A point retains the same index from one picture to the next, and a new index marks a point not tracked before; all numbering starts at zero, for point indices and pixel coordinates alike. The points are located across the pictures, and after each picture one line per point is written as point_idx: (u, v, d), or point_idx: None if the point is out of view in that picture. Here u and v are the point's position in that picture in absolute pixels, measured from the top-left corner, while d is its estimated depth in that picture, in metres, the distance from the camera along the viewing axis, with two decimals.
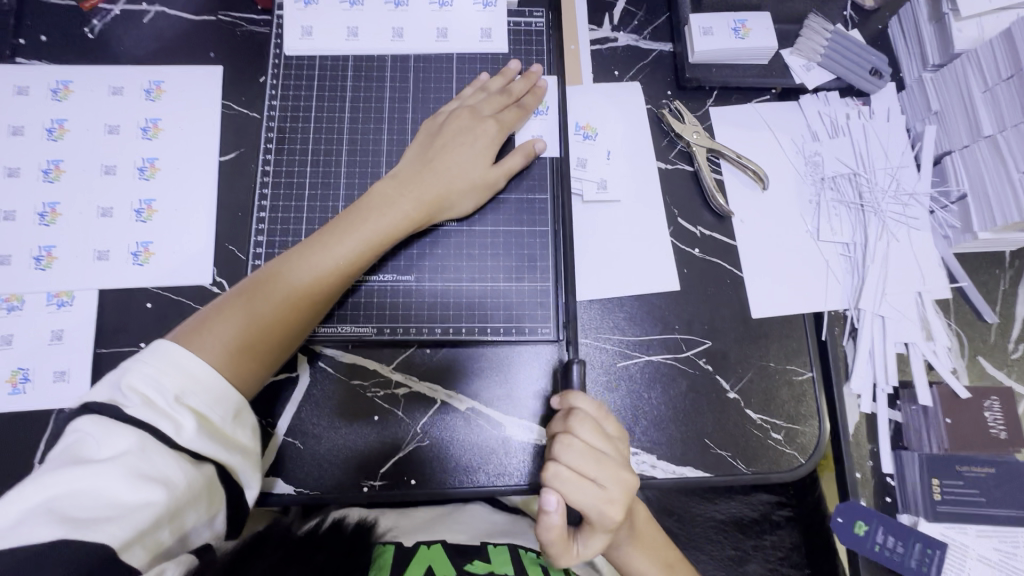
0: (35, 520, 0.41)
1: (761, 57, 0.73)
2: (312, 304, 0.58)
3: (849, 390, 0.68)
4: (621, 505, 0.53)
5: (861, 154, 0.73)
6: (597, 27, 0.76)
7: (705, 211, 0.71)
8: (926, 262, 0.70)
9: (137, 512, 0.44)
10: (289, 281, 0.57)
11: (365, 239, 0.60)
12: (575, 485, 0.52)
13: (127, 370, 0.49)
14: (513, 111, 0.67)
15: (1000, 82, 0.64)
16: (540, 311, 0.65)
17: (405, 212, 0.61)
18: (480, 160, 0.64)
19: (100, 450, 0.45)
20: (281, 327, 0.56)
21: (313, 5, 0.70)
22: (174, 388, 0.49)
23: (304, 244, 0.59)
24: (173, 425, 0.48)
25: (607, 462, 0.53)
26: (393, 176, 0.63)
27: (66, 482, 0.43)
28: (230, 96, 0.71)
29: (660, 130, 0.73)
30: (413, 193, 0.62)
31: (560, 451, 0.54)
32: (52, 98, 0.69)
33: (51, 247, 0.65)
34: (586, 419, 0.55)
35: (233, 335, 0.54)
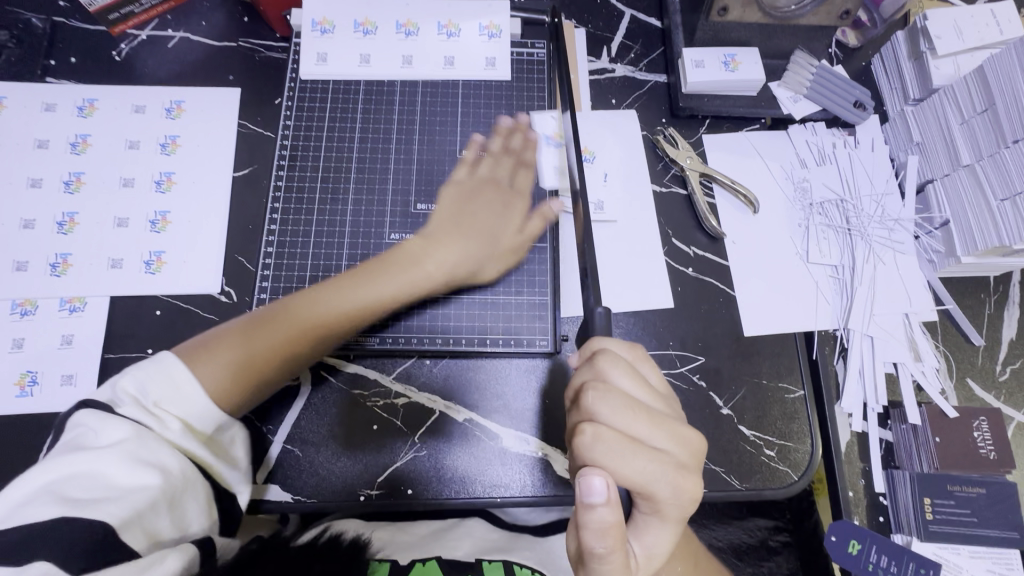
0: (37, 500, 0.43)
1: (750, 89, 0.77)
2: (321, 343, 0.62)
3: (839, 409, 0.69)
4: (683, 470, 0.48)
5: (847, 181, 0.76)
6: (595, 58, 0.80)
7: (698, 232, 0.74)
8: (913, 284, 0.72)
9: (134, 493, 0.46)
10: (303, 320, 0.61)
11: (382, 293, 0.64)
12: (625, 451, 0.46)
13: (122, 376, 0.51)
14: (523, 172, 0.71)
15: (975, 114, 0.68)
16: (538, 324, 0.67)
17: (426, 272, 0.66)
18: (503, 227, 0.69)
19: (99, 439, 0.47)
20: (288, 359, 0.60)
21: (329, 34, 0.74)
22: (158, 395, 0.51)
23: (325, 286, 0.63)
24: (161, 426, 0.50)
25: (651, 415, 0.48)
26: (423, 236, 0.68)
27: (68, 465, 0.45)
28: (247, 116, 0.75)
29: (655, 155, 0.77)
30: (439, 255, 0.66)
31: (593, 407, 0.48)
32: (78, 115, 0.73)
33: (67, 255, 0.67)
34: (617, 364, 0.50)
35: (236, 359, 0.57)
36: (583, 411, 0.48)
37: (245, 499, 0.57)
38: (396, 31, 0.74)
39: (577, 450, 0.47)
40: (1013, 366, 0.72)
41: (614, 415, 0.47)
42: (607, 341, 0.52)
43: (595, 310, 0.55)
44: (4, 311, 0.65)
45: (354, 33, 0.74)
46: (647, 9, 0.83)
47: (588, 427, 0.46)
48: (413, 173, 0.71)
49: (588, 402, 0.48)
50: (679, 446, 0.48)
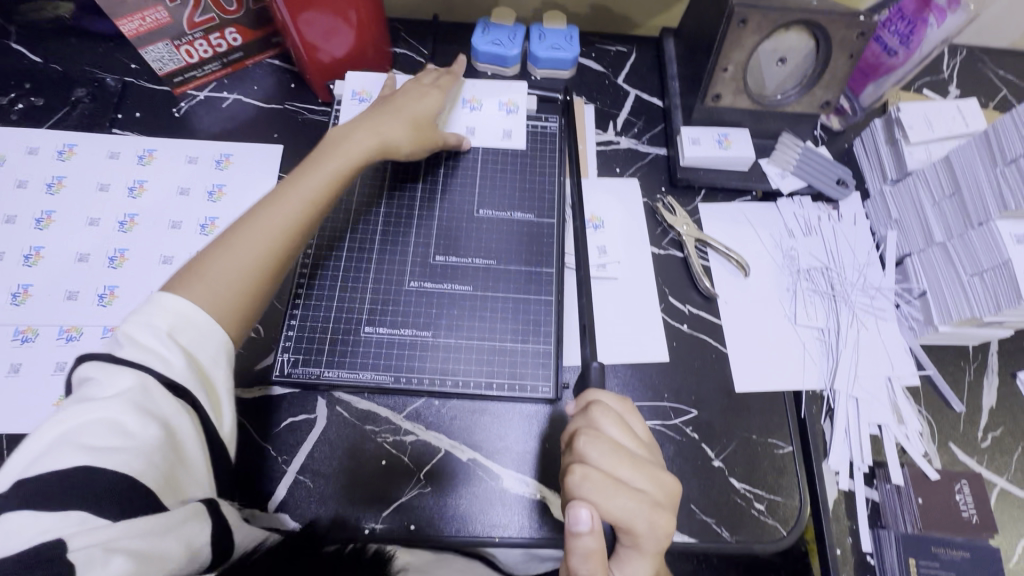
0: (57, 448, 0.46)
1: (742, 165, 0.85)
2: (280, 245, 0.63)
3: (827, 466, 0.72)
4: (662, 511, 0.51)
5: (831, 252, 0.82)
6: (602, 131, 0.89)
7: (693, 291, 0.80)
8: (894, 350, 0.77)
9: (141, 440, 0.48)
10: (262, 221, 0.64)
11: (329, 174, 0.69)
12: (609, 489, 0.50)
13: (124, 324, 0.55)
14: (449, 79, 0.83)
15: (945, 197, 0.75)
16: (542, 372, 0.72)
17: (363, 145, 0.71)
18: (424, 106, 0.77)
19: (105, 390, 0.50)
20: (255, 269, 0.62)
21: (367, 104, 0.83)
22: (166, 323, 0.55)
23: (274, 193, 0.67)
24: (165, 363, 0.53)
25: (634, 459, 0.52)
26: (350, 124, 0.74)
27: (82, 416, 0.47)
28: (287, 169, 0.84)
29: (654, 221, 0.84)
30: (369, 130, 0.72)
31: (584, 449, 0.52)
32: (138, 163, 0.81)
33: (114, 287, 0.74)
34: (608, 415, 0.55)
35: (215, 276, 0.60)
36: (574, 452, 0.53)
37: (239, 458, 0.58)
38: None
39: (567, 487, 0.51)
40: (994, 433, 0.76)
41: (602, 458, 0.52)
42: (600, 393, 0.58)
43: (593, 364, 0.65)
44: (51, 336, 0.71)
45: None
46: (650, 91, 0.93)
47: (576, 466, 0.51)
48: (433, 228, 0.78)
49: (579, 445, 0.52)
50: (656, 487, 0.52)
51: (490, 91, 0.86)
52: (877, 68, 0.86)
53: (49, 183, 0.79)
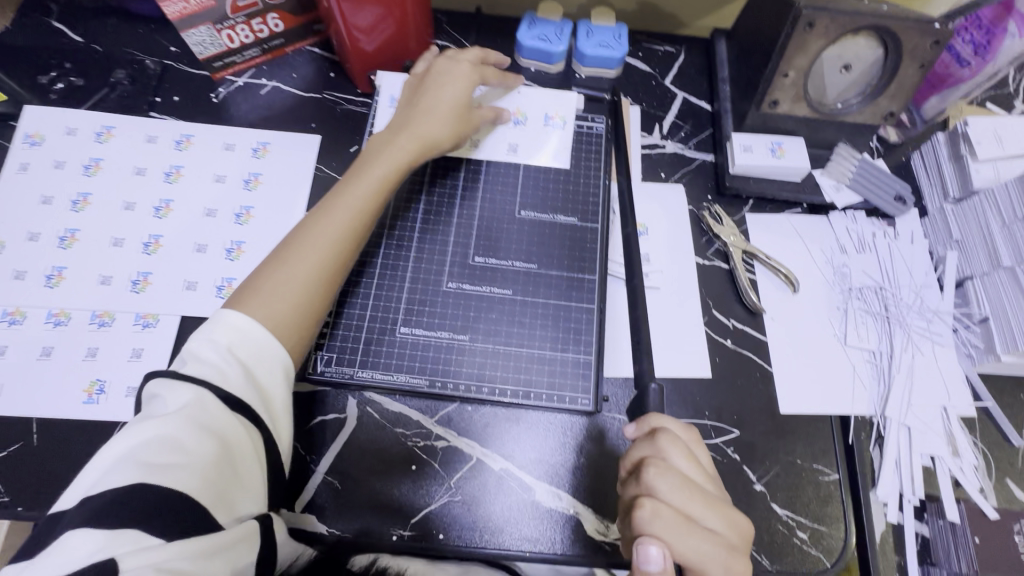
0: (116, 466, 0.47)
1: (794, 176, 0.82)
2: (334, 251, 0.63)
3: (874, 497, 0.69)
4: (736, 554, 0.49)
5: (886, 271, 0.78)
6: (648, 134, 0.86)
7: (738, 304, 0.77)
8: (952, 378, 0.73)
9: (195, 456, 0.49)
10: (316, 228, 0.63)
11: (374, 178, 0.68)
12: (682, 529, 0.48)
13: (187, 342, 0.56)
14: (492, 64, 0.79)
15: (1015, 220, 0.71)
16: (581, 383, 0.70)
17: (406, 148, 0.70)
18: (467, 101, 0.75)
19: (166, 406, 0.52)
20: (312, 279, 0.61)
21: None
22: (227, 339, 0.56)
23: (321, 203, 0.67)
24: (223, 376, 0.54)
25: (705, 496, 0.50)
26: (389, 127, 0.73)
27: (142, 434, 0.49)
28: (324, 161, 0.82)
29: (700, 229, 0.81)
30: (409, 131, 0.71)
31: (654, 483, 0.50)
32: (175, 148, 0.80)
33: (148, 273, 0.73)
34: (676, 445, 0.53)
35: (272, 290, 0.60)
36: (643, 485, 0.50)
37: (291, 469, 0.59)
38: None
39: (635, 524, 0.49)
40: None
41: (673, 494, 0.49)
42: (665, 419, 0.55)
43: (650, 386, 0.64)
44: (84, 321, 0.70)
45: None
46: (698, 94, 0.90)
47: (647, 501, 0.49)
48: (473, 227, 0.76)
49: (648, 478, 0.50)
50: (729, 528, 0.50)
51: (534, 101, 0.82)
52: (944, 79, 0.81)
53: (85, 165, 0.77)
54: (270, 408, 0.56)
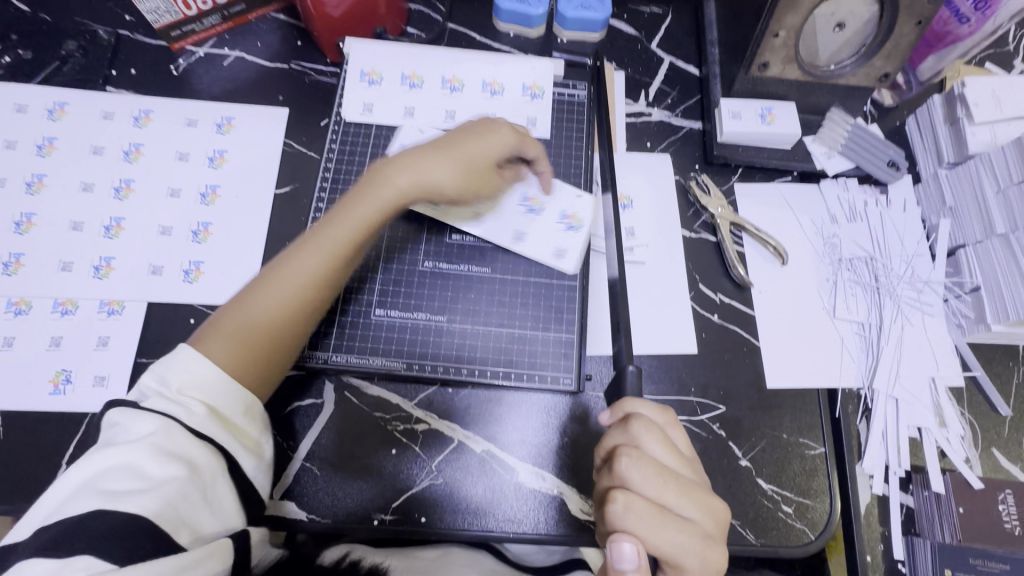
0: (80, 494, 0.46)
1: (785, 143, 0.79)
2: (303, 300, 0.59)
3: (860, 469, 0.69)
4: (711, 542, 0.48)
5: (877, 240, 0.76)
6: (633, 101, 0.82)
7: (725, 278, 0.75)
8: (940, 348, 0.72)
9: (162, 483, 0.48)
10: (288, 273, 0.59)
11: (356, 225, 0.61)
12: (656, 522, 0.47)
13: (147, 373, 0.54)
14: (528, 142, 0.68)
15: (1011, 185, 0.68)
16: (563, 362, 0.68)
17: (397, 194, 0.63)
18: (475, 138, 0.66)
19: (129, 434, 0.50)
20: (275, 328, 0.58)
21: (376, 85, 0.76)
22: (177, 382, 0.53)
23: (301, 238, 0.62)
24: (181, 415, 0.52)
25: (682, 485, 0.48)
26: (390, 158, 0.65)
27: (100, 463, 0.47)
28: (292, 136, 0.78)
29: (686, 201, 0.78)
30: (408, 172, 0.63)
31: (627, 473, 0.48)
32: (134, 125, 0.76)
33: (111, 258, 0.70)
34: (651, 430, 0.51)
35: (233, 333, 0.57)
36: (616, 478, 0.49)
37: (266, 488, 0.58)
38: (442, 86, 0.77)
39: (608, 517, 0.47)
40: None
41: (648, 485, 0.48)
42: (640, 403, 0.53)
43: (627, 368, 0.56)
44: (45, 309, 0.67)
45: (400, 86, 0.76)
46: (686, 57, 0.85)
47: (620, 495, 0.47)
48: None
49: (622, 470, 0.48)
50: (705, 516, 0.49)
51: (513, 72, 0.78)
52: (942, 37, 0.78)
53: (38, 145, 0.73)
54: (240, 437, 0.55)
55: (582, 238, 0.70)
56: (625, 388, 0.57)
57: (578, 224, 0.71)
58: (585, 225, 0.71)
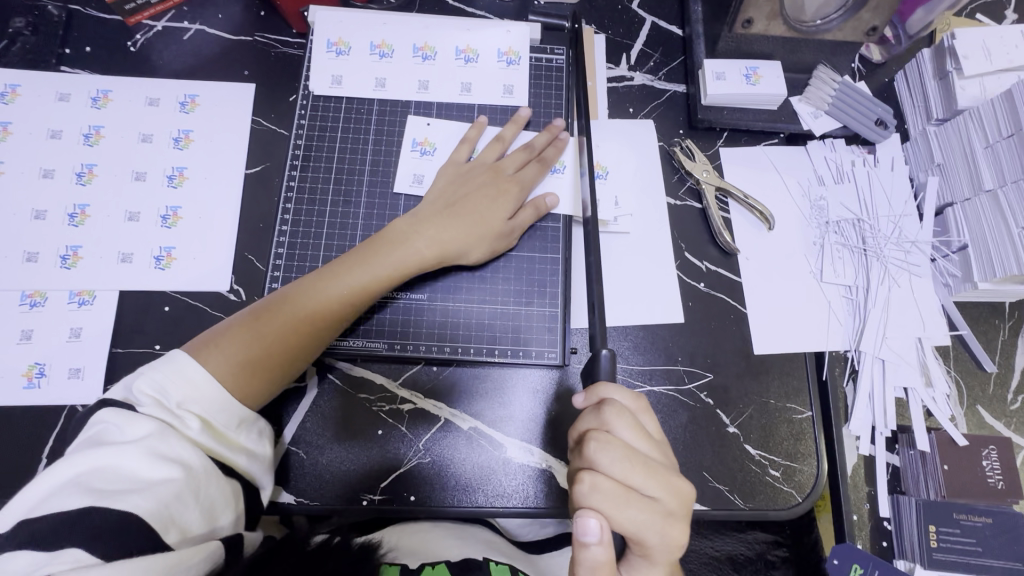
0: (66, 491, 0.44)
1: (771, 103, 0.76)
2: (314, 331, 0.59)
3: (846, 431, 0.69)
4: (673, 521, 0.48)
5: (864, 201, 0.75)
6: (614, 65, 0.79)
7: (711, 245, 0.73)
8: (927, 308, 0.72)
9: (156, 486, 0.46)
10: (306, 302, 0.59)
11: (379, 274, 0.61)
12: (619, 501, 0.46)
13: (140, 375, 0.51)
14: (532, 167, 0.69)
15: (1000, 139, 0.67)
16: (548, 336, 0.67)
17: (421, 253, 0.63)
18: (494, 209, 0.66)
19: (124, 434, 0.47)
20: (283, 349, 0.57)
21: (344, 56, 0.73)
22: (178, 395, 0.51)
23: (319, 275, 0.61)
24: (179, 425, 0.50)
25: (648, 467, 0.48)
26: (413, 217, 0.65)
27: (94, 460, 0.45)
28: (260, 113, 0.74)
29: (671, 167, 0.76)
30: (430, 234, 0.64)
31: (594, 456, 0.48)
32: (92, 106, 0.72)
33: (77, 247, 0.67)
34: (622, 415, 0.50)
35: (238, 351, 0.55)
36: (584, 459, 0.48)
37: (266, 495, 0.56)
38: (413, 55, 0.73)
39: (575, 496, 0.47)
40: None
41: (615, 466, 0.47)
42: (614, 390, 0.51)
43: (600, 352, 0.55)
44: (13, 302, 0.65)
45: (369, 56, 0.73)
46: (669, 16, 0.82)
47: (586, 474, 0.47)
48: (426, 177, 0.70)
49: (589, 451, 0.48)
50: (671, 495, 0.48)
51: (487, 37, 0.74)
52: None
53: None
54: (232, 451, 0.52)
55: (568, 180, 0.71)
56: (600, 372, 0.55)
57: (561, 165, 0.71)
58: (568, 165, 0.71)
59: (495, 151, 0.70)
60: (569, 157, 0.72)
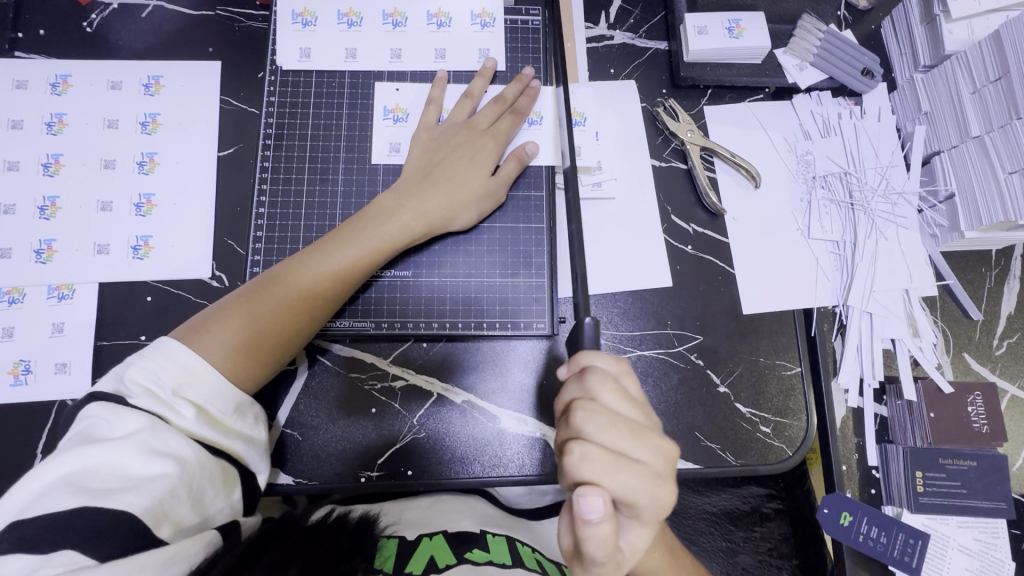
0: (57, 492, 0.44)
1: (755, 57, 0.74)
2: (307, 310, 0.58)
3: (836, 385, 0.71)
4: (662, 481, 0.48)
5: (851, 153, 0.74)
6: (593, 24, 0.76)
7: (698, 208, 0.72)
8: (914, 259, 0.72)
9: (151, 482, 0.46)
10: (295, 282, 0.58)
11: (366, 249, 0.60)
12: (609, 467, 0.46)
13: (130, 365, 0.51)
14: (508, 119, 0.67)
15: (988, 83, 0.66)
16: (536, 307, 0.67)
17: (407, 224, 0.62)
18: (477, 170, 0.65)
19: (114, 431, 0.47)
20: (277, 331, 0.57)
21: (310, 27, 0.70)
22: (173, 382, 0.51)
23: (305, 253, 0.60)
24: (173, 414, 0.49)
25: (633, 430, 0.48)
26: (395, 189, 0.64)
27: (86, 457, 0.45)
28: (229, 92, 0.72)
29: (655, 128, 0.74)
30: (415, 204, 0.63)
31: (581, 425, 0.48)
32: (52, 92, 0.69)
33: (52, 240, 0.66)
34: (605, 381, 0.50)
35: (233, 337, 0.55)
36: (571, 430, 0.49)
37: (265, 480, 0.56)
38: (383, 22, 0.70)
39: (565, 468, 0.47)
40: (1009, 340, 0.73)
41: (601, 433, 0.48)
42: (594, 357, 0.51)
43: (583, 319, 0.53)
44: None
45: (337, 25, 0.70)
46: None
47: (574, 445, 0.47)
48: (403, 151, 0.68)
49: (575, 420, 0.48)
50: (656, 457, 0.48)
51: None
52: None
53: None
54: (229, 437, 0.52)
55: (547, 131, 0.70)
56: (583, 341, 0.54)
57: (538, 116, 0.70)
58: (545, 116, 0.70)
59: (466, 109, 0.68)
60: (546, 107, 0.70)
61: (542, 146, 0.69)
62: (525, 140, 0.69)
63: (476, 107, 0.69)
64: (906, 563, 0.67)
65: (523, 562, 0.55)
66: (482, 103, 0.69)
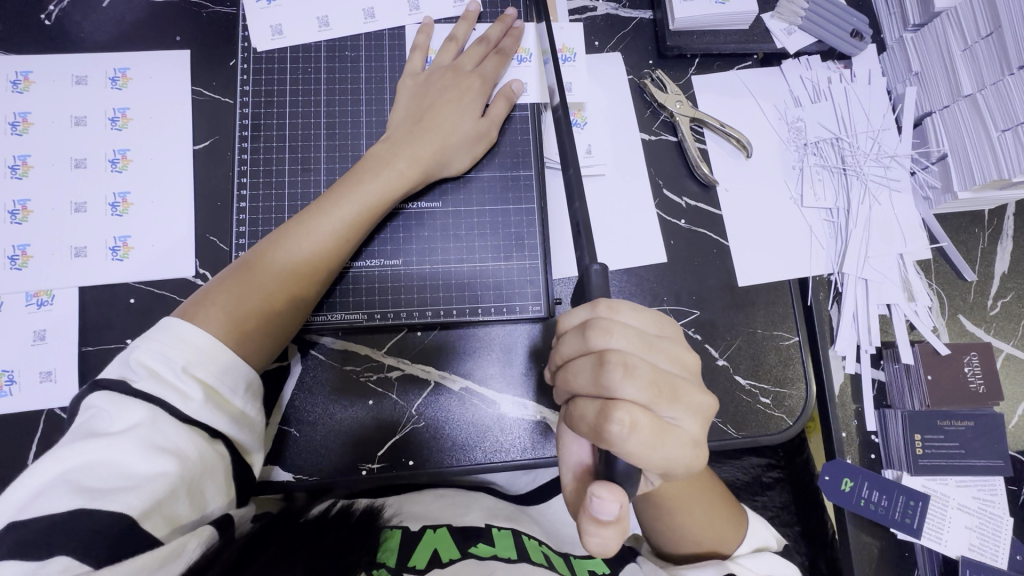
0: (52, 492, 0.41)
1: (742, 23, 0.73)
2: (311, 273, 0.57)
3: (833, 352, 0.71)
4: (702, 448, 0.43)
5: (842, 117, 0.73)
6: None
7: (689, 179, 0.71)
8: (908, 222, 0.71)
9: (152, 481, 0.44)
10: (295, 244, 0.57)
11: (362, 200, 0.59)
12: (653, 441, 0.40)
13: (136, 347, 0.49)
14: (493, 59, 0.67)
15: (979, 40, 0.65)
16: (530, 290, 0.65)
17: (403, 172, 0.61)
18: (463, 112, 0.64)
19: (114, 424, 0.45)
20: (282, 298, 0.56)
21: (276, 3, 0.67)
22: (183, 358, 0.49)
23: (302, 214, 0.59)
24: (181, 394, 0.47)
25: (675, 390, 0.42)
26: (384, 139, 0.63)
27: (85, 453, 0.43)
28: (200, 82, 0.69)
29: (643, 101, 0.72)
30: (407, 151, 0.61)
31: (616, 384, 0.41)
32: (13, 90, 0.66)
33: (26, 246, 0.63)
34: (624, 329, 0.43)
35: (238, 305, 0.54)
36: (601, 387, 0.41)
37: (261, 467, 0.55)
38: None
39: (604, 440, 0.40)
40: (1003, 300, 0.74)
41: (638, 393, 0.41)
42: (585, 308, 0.44)
43: (592, 266, 0.46)
44: None
45: None
46: None
47: (618, 411, 0.40)
48: (387, 103, 0.67)
49: (610, 379, 0.41)
50: (698, 419, 0.43)
51: None
52: None
53: None
54: (235, 422, 0.51)
55: (534, 69, 0.69)
56: (591, 290, 0.46)
57: (526, 53, 0.69)
58: (533, 52, 0.69)
59: (452, 52, 0.67)
60: (533, 43, 0.69)
61: (527, 84, 0.69)
62: (511, 79, 0.68)
63: (461, 50, 0.68)
64: (907, 525, 0.68)
65: (528, 557, 0.55)
66: (467, 47, 0.68)
